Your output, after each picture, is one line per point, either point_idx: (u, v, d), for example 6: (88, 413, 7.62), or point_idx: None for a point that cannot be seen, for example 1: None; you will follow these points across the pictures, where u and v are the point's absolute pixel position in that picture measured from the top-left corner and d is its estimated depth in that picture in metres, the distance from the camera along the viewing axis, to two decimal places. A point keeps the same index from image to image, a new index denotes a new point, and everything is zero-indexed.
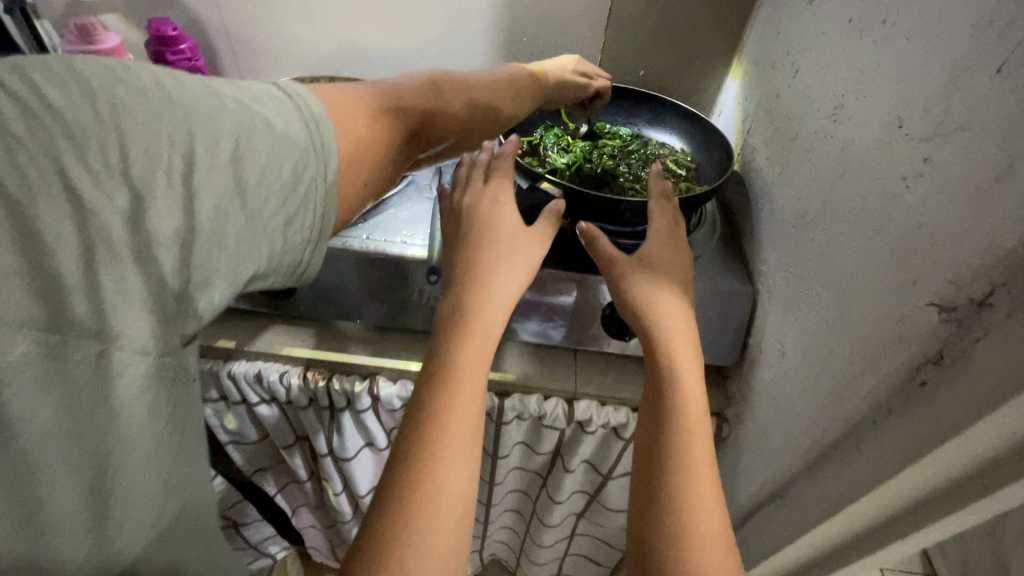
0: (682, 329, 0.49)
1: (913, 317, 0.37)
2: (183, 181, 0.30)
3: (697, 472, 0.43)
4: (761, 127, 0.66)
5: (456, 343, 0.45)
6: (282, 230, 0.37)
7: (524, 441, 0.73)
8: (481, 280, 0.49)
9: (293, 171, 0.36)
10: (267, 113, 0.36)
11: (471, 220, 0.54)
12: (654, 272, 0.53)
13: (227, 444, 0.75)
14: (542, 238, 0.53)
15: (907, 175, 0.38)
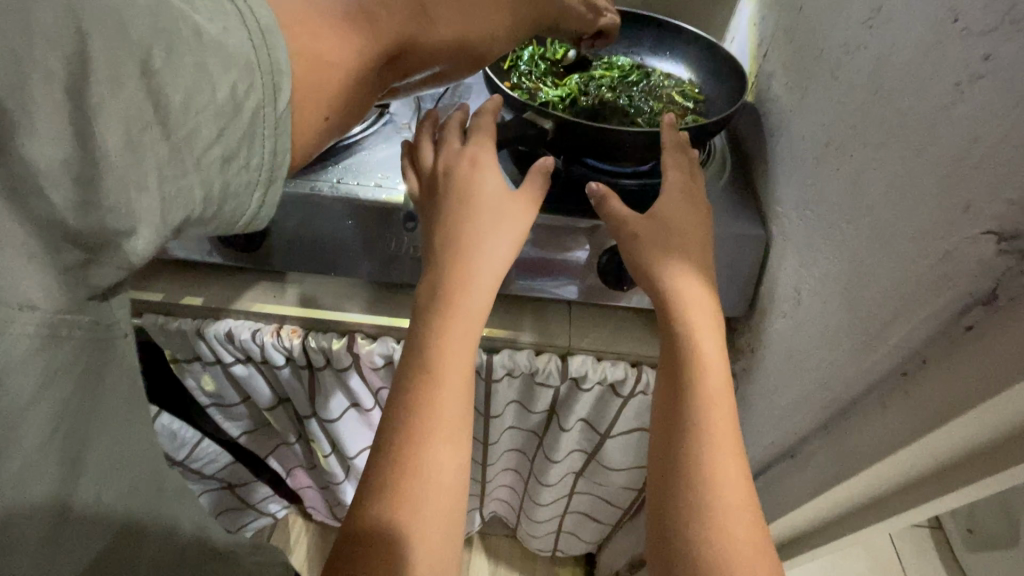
0: (698, 300, 0.45)
1: (962, 251, 0.31)
2: (68, 95, 0.21)
3: (718, 444, 0.40)
4: (780, 48, 0.58)
5: (440, 327, 0.42)
6: (219, 167, 0.28)
7: (517, 400, 0.69)
8: (461, 259, 0.45)
9: (232, 93, 0.27)
10: (192, 11, 0.26)
11: (446, 186, 0.49)
12: (670, 239, 0.47)
13: (208, 406, 0.72)
14: (530, 203, 0.48)
15: (961, 81, 0.31)
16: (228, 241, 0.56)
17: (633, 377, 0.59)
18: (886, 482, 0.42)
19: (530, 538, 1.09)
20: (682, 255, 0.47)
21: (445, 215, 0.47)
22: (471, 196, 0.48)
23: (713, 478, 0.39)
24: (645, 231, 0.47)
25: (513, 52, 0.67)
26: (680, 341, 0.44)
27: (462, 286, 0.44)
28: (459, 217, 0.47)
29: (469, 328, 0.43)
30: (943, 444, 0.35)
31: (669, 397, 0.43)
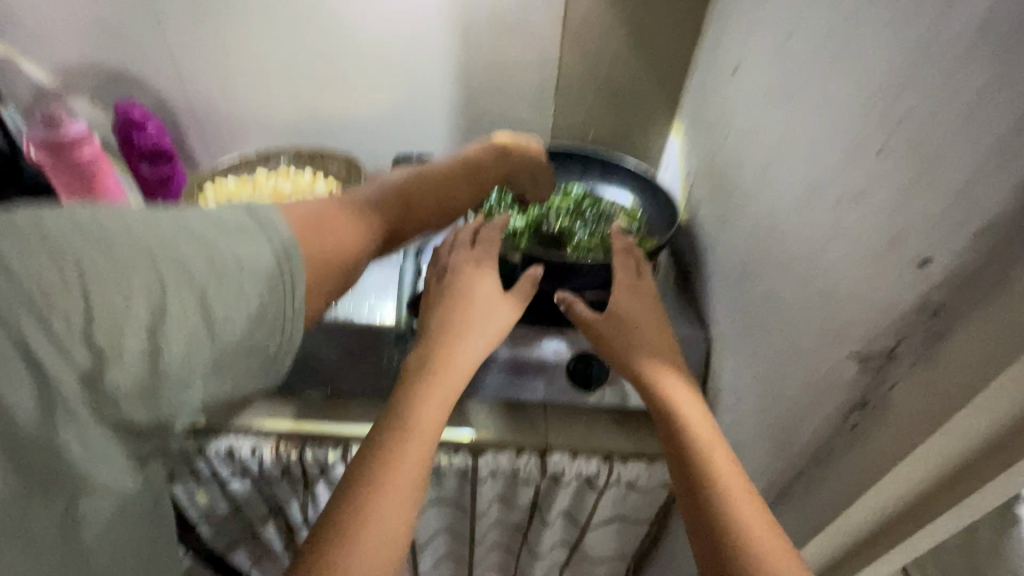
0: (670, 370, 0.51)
1: (838, 368, 0.40)
2: (147, 333, 0.34)
3: (736, 505, 0.40)
4: (702, 182, 0.71)
5: (416, 393, 0.47)
6: (243, 354, 0.40)
7: (500, 497, 0.73)
8: (445, 340, 0.51)
9: (259, 303, 0.39)
10: (236, 246, 0.38)
11: (450, 283, 0.57)
12: (632, 330, 0.55)
13: (198, 521, 0.74)
14: (514, 304, 0.57)
15: (822, 237, 0.42)
16: None
17: (605, 471, 0.65)
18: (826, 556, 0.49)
19: None
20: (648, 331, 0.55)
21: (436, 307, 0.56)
22: (464, 291, 0.56)
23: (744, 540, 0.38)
24: (607, 330, 0.56)
25: None
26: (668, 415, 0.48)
27: (441, 360, 0.50)
28: (450, 307, 0.55)
29: (442, 391, 0.48)
30: (859, 520, 0.43)
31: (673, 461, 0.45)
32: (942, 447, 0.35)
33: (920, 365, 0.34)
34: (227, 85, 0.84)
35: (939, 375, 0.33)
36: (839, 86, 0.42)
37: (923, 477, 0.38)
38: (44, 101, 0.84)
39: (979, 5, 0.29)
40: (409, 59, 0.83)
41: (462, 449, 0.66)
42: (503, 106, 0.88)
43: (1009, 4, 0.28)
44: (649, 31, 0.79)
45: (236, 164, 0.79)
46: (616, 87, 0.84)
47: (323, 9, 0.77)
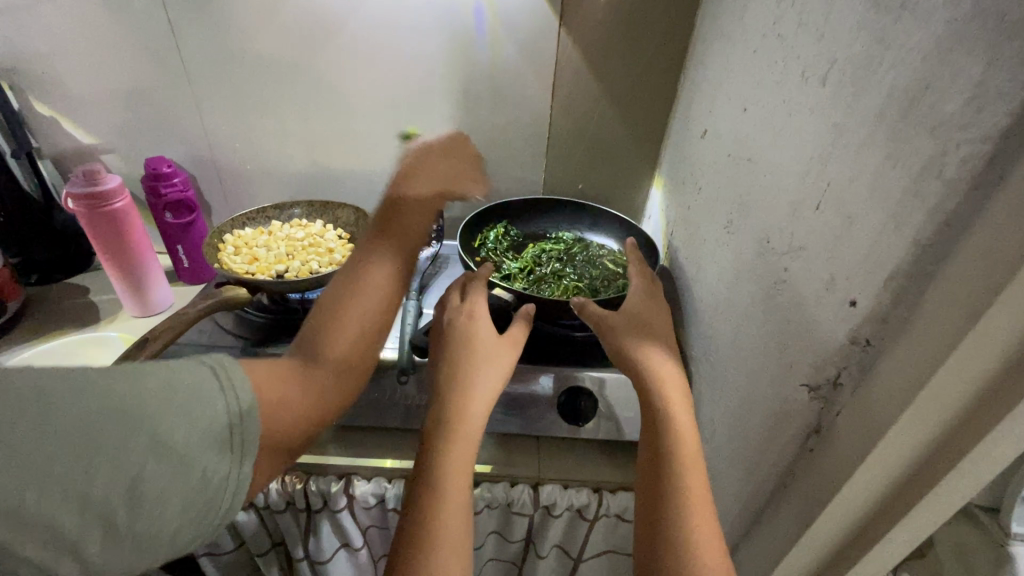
0: (673, 382, 0.55)
1: (796, 396, 0.45)
2: (59, 515, 0.28)
3: (698, 522, 0.47)
4: (680, 230, 0.78)
5: (452, 437, 0.53)
6: (178, 531, 0.33)
7: (497, 530, 0.76)
8: (467, 384, 0.57)
9: (202, 472, 0.34)
10: (192, 422, 0.34)
11: (452, 333, 0.63)
12: (639, 326, 0.62)
13: (201, 557, 0.76)
14: (513, 345, 0.62)
15: (777, 281, 0.48)
16: None
17: (595, 502, 0.69)
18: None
19: None
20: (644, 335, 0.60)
21: (451, 350, 0.61)
22: (468, 336, 0.61)
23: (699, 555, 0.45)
24: (619, 323, 0.62)
25: (474, 225, 0.85)
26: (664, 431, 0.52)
27: (465, 404, 0.55)
28: (463, 351, 0.60)
29: (473, 437, 0.54)
30: (817, 543, 0.46)
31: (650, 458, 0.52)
32: (879, 466, 0.38)
33: (858, 393, 0.39)
34: (248, 142, 0.92)
35: (868, 404, 0.38)
36: (784, 153, 0.49)
37: (869, 502, 0.41)
38: (80, 156, 0.92)
39: (878, 94, 0.37)
40: (415, 120, 0.91)
41: None
42: (499, 161, 0.96)
43: (896, 96, 0.35)
44: (629, 97, 0.88)
45: (254, 213, 0.87)
46: (602, 145, 0.93)
47: (338, 77, 0.86)
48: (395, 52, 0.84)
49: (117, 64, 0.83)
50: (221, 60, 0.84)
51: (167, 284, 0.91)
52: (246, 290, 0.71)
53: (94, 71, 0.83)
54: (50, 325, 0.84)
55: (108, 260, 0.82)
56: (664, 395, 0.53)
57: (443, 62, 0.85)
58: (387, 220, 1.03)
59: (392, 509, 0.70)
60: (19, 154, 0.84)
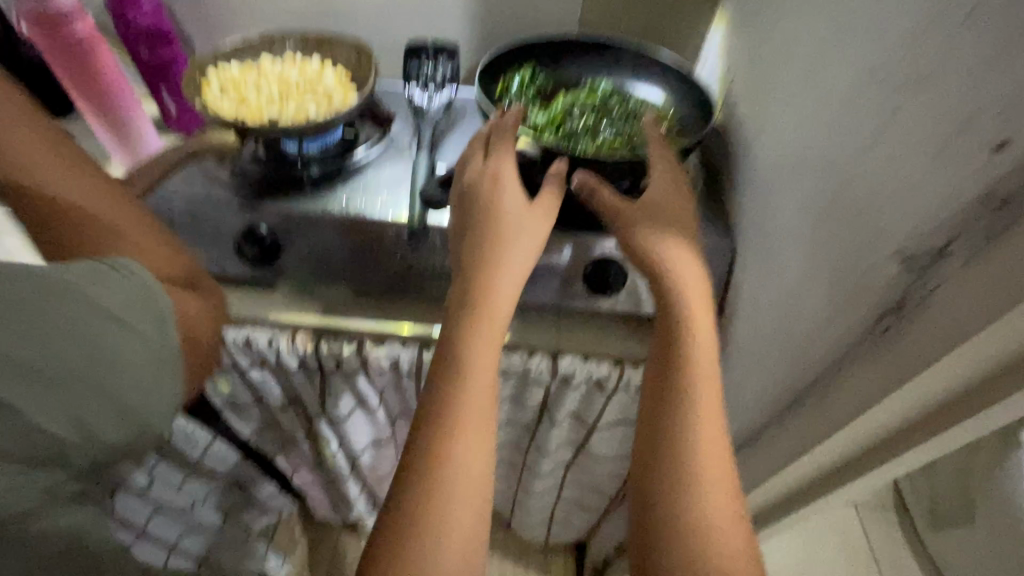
0: (697, 292, 0.50)
1: (879, 268, 0.38)
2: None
3: (706, 447, 0.45)
4: (743, 76, 0.64)
5: (475, 324, 0.48)
6: (130, 396, 0.38)
7: (512, 397, 0.75)
8: (492, 266, 0.51)
9: (138, 333, 0.40)
10: (116, 296, 0.39)
11: (474, 204, 0.55)
12: (662, 219, 0.54)
13: (223, 408, 0.78)
14: (546, 217, 0.55)
15: (876, 127, 0.38)
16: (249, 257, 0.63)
17: (617, 376, 0.65)
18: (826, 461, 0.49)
19: (524, 526, 1.16)
20: (669, 232, 0.53)
21: (473, 227, 0.53)
22: (493, 209, 0.54)
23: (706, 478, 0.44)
24: (639, 214, 0.54)
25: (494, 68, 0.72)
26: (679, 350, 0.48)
27: (491, 290, 0.50)
28: (488, 228, 0.53)
29: (500, 325, 0.49)
30: (874, 425, 0.43)
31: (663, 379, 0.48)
32: (980, 348, 0.33)
33: (972, 266, 0.32)
34: None
35: (984, 279, 0.31)
36: None
37: (949, 386, 0.37)
38: None
39: None
40: None
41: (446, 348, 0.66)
42: None
43: None
44: None
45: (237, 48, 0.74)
46: None
47: None
48: None
49: None
50: None
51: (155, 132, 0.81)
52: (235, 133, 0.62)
53: None
54: None
55: (83, 101, 0.72)
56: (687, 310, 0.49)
57: None
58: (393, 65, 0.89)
59: (406, 374, 0.69)
60: None
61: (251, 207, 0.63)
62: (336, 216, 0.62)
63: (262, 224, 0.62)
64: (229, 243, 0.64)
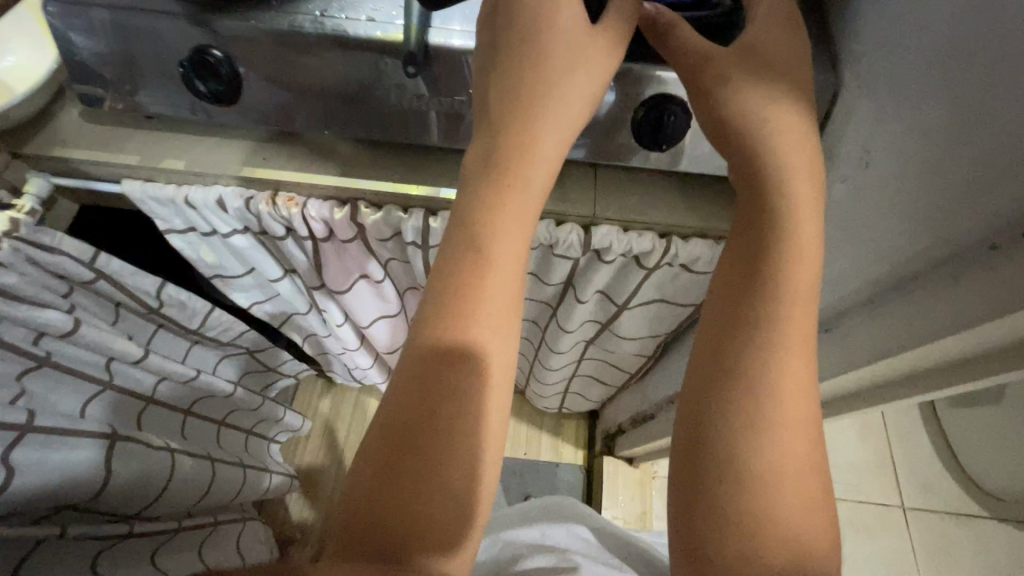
0: (798, 176, 0.37)
1: None
2: None
3: (794, 376, 0.35)
4: None
5: (498, 201, 0.36)
6: None
7: (533, 272, 0.66)
8: (533, 122, 0.37)
9: None
10: None
11: (512, 24, 0.38)
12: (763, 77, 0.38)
13: (212, 278, 0.70)
14: (610, 51, 0.39)
15: None
16: (204, 91, 0.50)
17: (660, 250, 0.55)
18: (910, 366, 0.41)
19: (538, 396, 1.16)
20: (773, 93, 0.38)
21: (507, 59, 0.38)
22: (538, 40, 0.38)
23: (785, 412, 0.34)
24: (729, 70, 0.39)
25: None
26: (769, 247, 0.37)
27: (526, 154, 0.37)
28: (528, 64, 0.38)
29: (534, 205, 0.37)
30: (999, 329, 0.33)
31: (749, 270, 0.37)
32: None
33: None
34: None
35: None
36: None
37: None
38: None
39: None
40: None
41: (446, 211, 0.55)
42: None
43: None
44: None
45: None
46: None
47: None
48: None
49: None
50: None
51: None
52: None
53: None
54: None
55: None
56: (787, 183, 0.37)
57: None
58: None
59: (411, 244, 0.59)
60: None
61: (195, 22, 0.47)
62: (308, 36, 0.47)
63: (213, 44, 0.48)
64: (177, 74, 0.50)
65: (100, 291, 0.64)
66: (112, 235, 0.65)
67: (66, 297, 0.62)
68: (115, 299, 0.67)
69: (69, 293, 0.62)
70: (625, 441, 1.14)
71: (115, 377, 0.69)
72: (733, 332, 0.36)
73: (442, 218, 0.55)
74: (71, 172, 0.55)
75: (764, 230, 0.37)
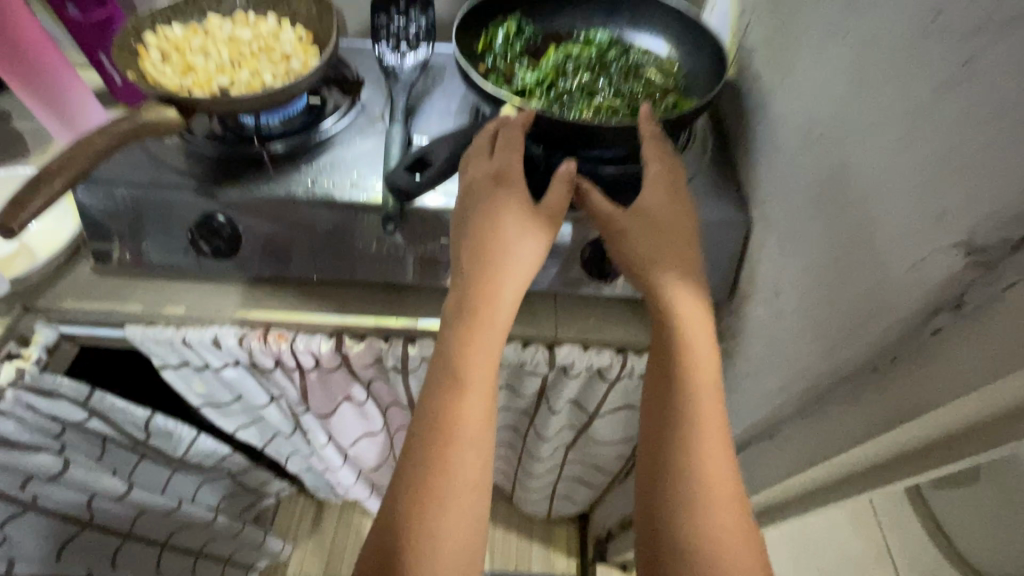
0: (694, 309, 0.46)
1: (932, 260, 0.31)
2: None
3: (714, 476, 0.43)
4: (760, 22, 0.56)
5: (465, 340, 0.44)
6: None
7: (507, 385, 0.70)
8: (488, 276, 0.45)
9: None
10: None
11: (475, 205, 0.47)
12: (660, 233, 0.47)
13: (201, 407, 0.73)
14: (551, 221, 0.47)
15: (939, 84, 0.31)
16: (207, 251, 0.57)
17: (619, 364, 0.61)
18: (844, 469, 0.44)
19: (527, 502, 1.15)
20: (670, 247, 0.47)
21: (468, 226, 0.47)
22: (486, 212, 0.47)
23: (709, 498, 0.43)
24: (632, 227, 0.47)
25: (471, 18, 0.63)
26: (679, 363, 0.45)
27: (486, 300, 0.45)
28: (481, 228, 0.46)
29: (496, 336, 0.45)
30: (900, 437, 0.37)
31: (668, 393, 0.46)
32: None
33: None
34: None
35: None
36: None
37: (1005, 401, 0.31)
38: None
39: None
40: None
41: (425, 338, 0.61)
42: None
43: None
44: None
45: (180, 5, 0.65)
46: None
47: None
48: None
49: None
50: None
51: (99, 105, 0.73)
52: (177, 111, 0.53)
53: None
54: None
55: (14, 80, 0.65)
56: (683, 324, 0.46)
57: None
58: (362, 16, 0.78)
59: (392, 368, 0.64)
60: None
61: (201, 193, 0.55)
62: (299, 201, 0.55)
63: (218, 211, 0.56)
64: (184, 233, 0.57)
65: (91, 430, 0.67)
66: (105, 376, 0.69)
67: (58, 438, 0.64)
68: (104, 436, 0.69)
69: (60, 433, 0.64)
70: (616, 546, 1.11)
71: (94, 514, 0.71)
72: (663, 434, 0.45)
73: (420, 345, 0.61)
74: (81, 320, 0.60)
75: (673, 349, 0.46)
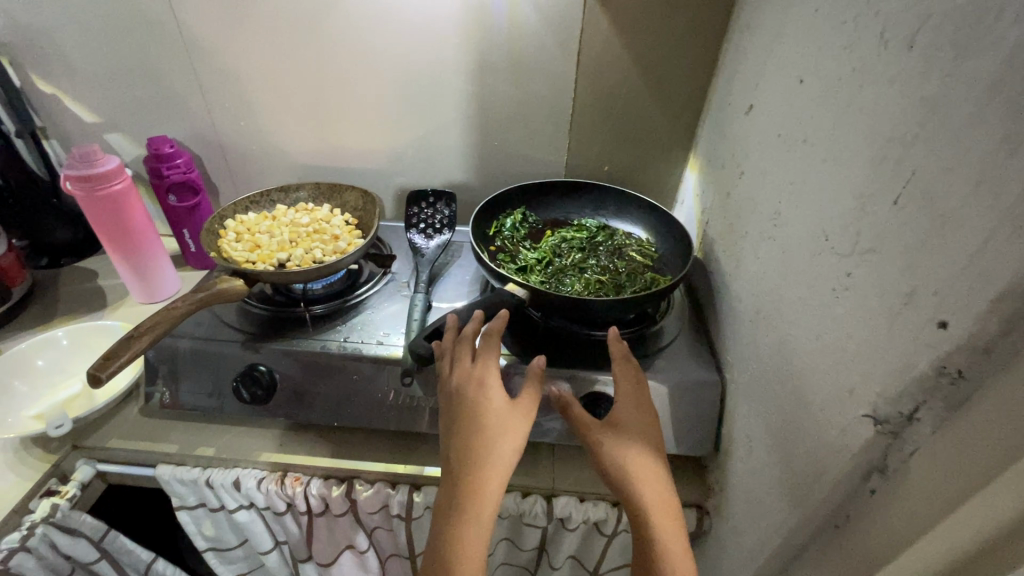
0: (663, 507, 0.47)
1: (853, 427, 0.37)
2: None
3: None
4: (717, 219, 0.69)
5: (456, 540, 0.45)
6: None
7: (508, 537, 0.70)
8: (477, 472, 0.47)
9: None
10: None
11: (459, 406, 0.52)
12: (627, 438, 0.51)
13: (205, 551, 0.74)
14: (527, 415, 0.52)
15: (836, 287, 0.40)
16: (246, 397, 0.63)
17: (614, 518, 0.63)
18: None
19: None
20: (638, 449, 0.50)
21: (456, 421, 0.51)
22: (471, 409, 0.51)
23: None
24: (607, 437, 0.51)
25: (486, 210, 0.79)
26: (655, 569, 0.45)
27: (473, 497, 0.46)
28: (466, 426, 0.50)
29: (482, 535, 0.46)
30: None
31: None
32: (972, 523, 0.31)
33: (942, 433, 0.32)
34: (252, 120, 0.87)
35: (955, 449, 0.31)
36: (851, 135, 0.41)
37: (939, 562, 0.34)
38: (85, 137, 0.89)
39: (994, 54, 0.28)
40: (425, 100, 0.84)
41: (429, 486, 0.64)
42: (518, 141, 0.88)
43: (1019, 62, 0.26)
44: (666, 68, 0.78)
45: (258, 197, 0.82)
46: (631, 121, 0.83)
47: (345, 51, 0.80)
48: (404, 26, 0.77)
49: (110, 39, 0.79)
50: (222, 27, 0.78)
51: (174, 269, 0.88)
52: (243, 281, 0.66)
53: (92, 46, 0.80)
54: (57, 312, 0.82)
55: (110, 249, 0.78)
56: (654, 527, 0.46)
57: (457, 32, 0.77)
58: (398, 202, 0.96)
59: (396, 516, 0.67)
60: (22, 132, 0.82)
61: (250, 347, 0.65)
62: (331, 354, 0.65)
63: (260, 362, 0.64)
64: (228, 383, 0.65)
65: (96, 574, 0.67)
66: (122, 518, 0.73)
67: None
68: None
69: None
70: None
71: None
72: None
73: (425, 493, 0.64)
74: (118, 459, 0.65)
75: (649, 553, 0.46)
